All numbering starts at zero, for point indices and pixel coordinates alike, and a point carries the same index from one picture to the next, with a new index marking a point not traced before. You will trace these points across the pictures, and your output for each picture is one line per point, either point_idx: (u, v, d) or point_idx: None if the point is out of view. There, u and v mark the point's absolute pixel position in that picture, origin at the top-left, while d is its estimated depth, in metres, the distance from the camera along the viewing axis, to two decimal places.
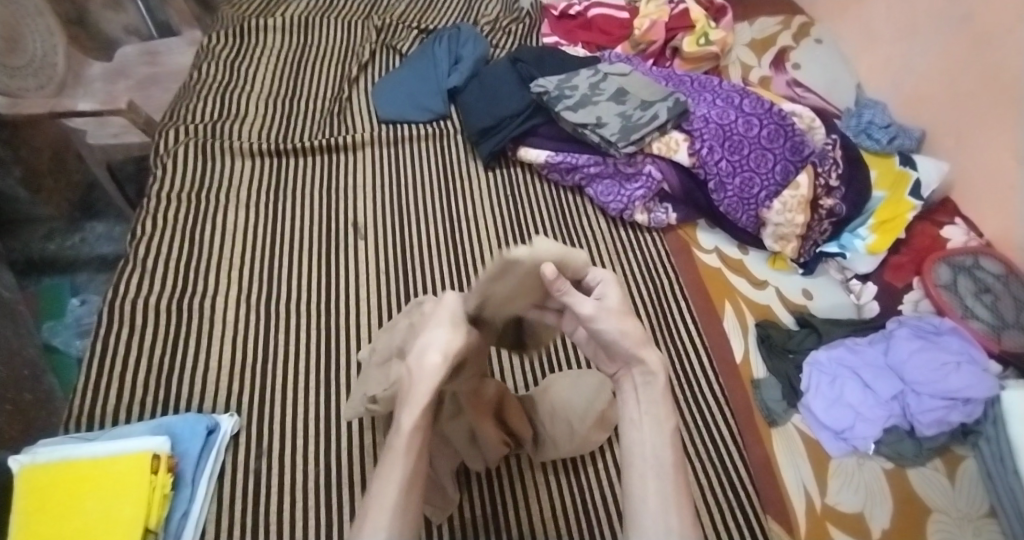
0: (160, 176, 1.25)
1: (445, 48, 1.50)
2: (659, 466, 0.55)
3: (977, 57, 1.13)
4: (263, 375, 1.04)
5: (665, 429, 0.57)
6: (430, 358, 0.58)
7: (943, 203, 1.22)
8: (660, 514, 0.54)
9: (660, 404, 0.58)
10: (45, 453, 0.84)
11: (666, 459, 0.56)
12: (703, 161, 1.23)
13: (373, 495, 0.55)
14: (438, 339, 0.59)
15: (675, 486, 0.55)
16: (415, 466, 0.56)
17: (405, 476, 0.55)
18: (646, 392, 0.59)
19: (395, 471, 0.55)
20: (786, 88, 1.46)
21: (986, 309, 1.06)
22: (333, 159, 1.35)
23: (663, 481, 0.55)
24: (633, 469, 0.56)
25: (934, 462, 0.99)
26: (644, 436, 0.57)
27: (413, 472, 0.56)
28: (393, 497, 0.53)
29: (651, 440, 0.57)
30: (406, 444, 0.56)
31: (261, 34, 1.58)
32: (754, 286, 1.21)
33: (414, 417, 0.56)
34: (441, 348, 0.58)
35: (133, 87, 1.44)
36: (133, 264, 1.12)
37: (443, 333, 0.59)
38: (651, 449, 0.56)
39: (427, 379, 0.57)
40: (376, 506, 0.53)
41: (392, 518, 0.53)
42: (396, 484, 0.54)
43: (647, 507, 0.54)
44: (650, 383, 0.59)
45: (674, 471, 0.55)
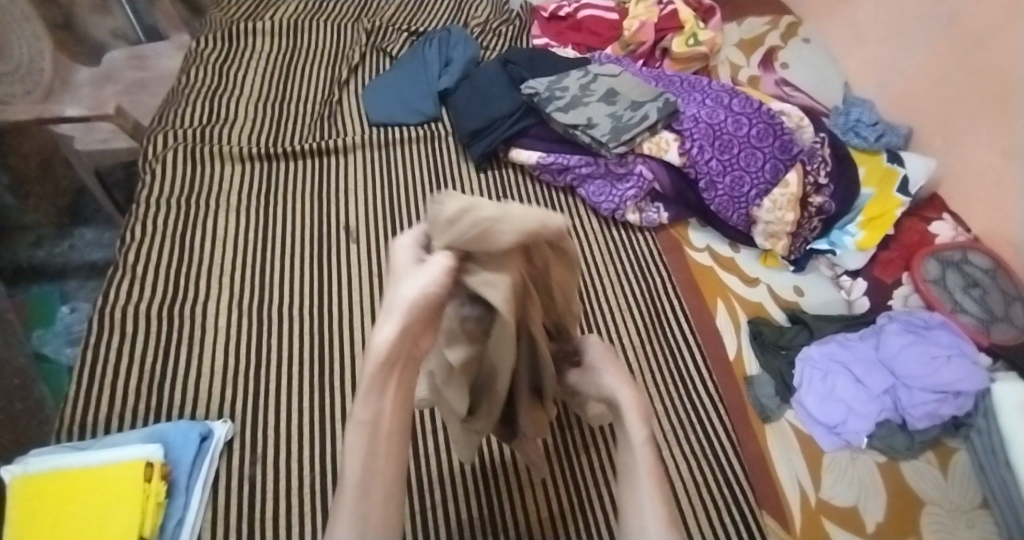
0: (149, 181, 1.24)
1: (435, 51, 1.51)
2: (637, 477, 0.55)
3: (964, 55, 1.14)
4: (257, 381, 1.03)
5: (641, 444, 0.56)
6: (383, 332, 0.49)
7: (930, 200, 1.23)
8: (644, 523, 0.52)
9: (631, 414, 0.58)
10: (36, 463, 0.83)
11: (641, 468, 0.55)
12: (694, 160, 1.24)
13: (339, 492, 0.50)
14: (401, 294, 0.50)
15: (655, 500, 0.53)
16: (379, 454, 0.50)
17: (365, 469, 0.49)
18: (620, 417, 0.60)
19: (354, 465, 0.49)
20: (774, 87, 1.48)
21: (975, 304, 1.07)
22: (324, 162, 1.35)
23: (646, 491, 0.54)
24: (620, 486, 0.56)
25: (927, 455, 1.00)
26: (622, 450, 0.57)
27: (372, 469, 0.49)
28: (354, 491, 0.49)
29: (629, 456, 0.56)
30: (359, 435, 0.49)
31: (250, 38, 1.57)
32: (745, 284, 1.22)
33: (362, 406, 0.50)
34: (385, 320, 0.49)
35: (121, 92, 1.43)
36: (124, 270, 1.11)
37: (405, 290, 0.50)
38: (632, 465, 0.56)
39: (375, 359, 0.49)
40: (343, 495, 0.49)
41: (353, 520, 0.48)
42: (351, 482, 0.49)
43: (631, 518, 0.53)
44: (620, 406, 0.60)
45: (652, 480, 0.54)
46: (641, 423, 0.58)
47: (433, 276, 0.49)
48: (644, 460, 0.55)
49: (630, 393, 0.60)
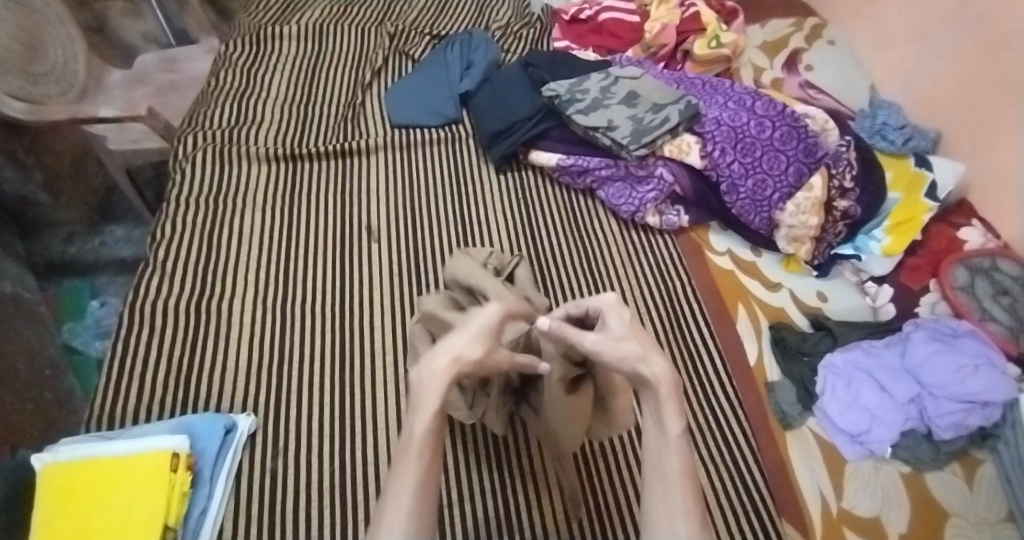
0: (178, 180, 1.27)
1: (457, 54, 1.52)
2: (667, 472, 0.58)
3: (994, 58, 1.12)
4: (279, 374, 1.05)
5: (672, 437, 0.59)
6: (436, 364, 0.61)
7: (959, 205, 1.21)
8: (669, 516, 0.56)
9: (665, 407, 0.60)
10: (67, 451, 0.85)
11: (673, 465, 0.58)
12: (716, 163, 1.23)
13: (391, 493, 0.57)
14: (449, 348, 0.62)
15: (687, 499, 0.57)
16: (429, 464, 0.59)
17: (418, 477, 0.58)
18: (652, 402, 0.61)
19: (408, 472, 0.58)
20: (798, 89, 1.46)
21: (1003, 313, 1.04)
22: (346, 163, 1.36)
23: (673, 489, 0.58)
24: (647, 474, 0.60)
25: (952, 467, 0.98)
26: (653, 440, 0.61)
27: (425, 476, 0.58)
28: (406, 489, 0.57)
29: (663, 448, 0.59)
30: (417, 447, 0.59)
31: (277, 41, 1.60)
32: (767, 289, 1.20)
33: (424, 426, 0.59)
34: (454, 352, 0.61)
35: (152, 94, 1.47)
36: (153, 265, 1.14)
37: (457, 343, 0.62)
38: (663, 462, 0.59)
39: (432, 388, 0.60)
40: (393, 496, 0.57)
41: (409, 518, 0.55)
42: (407, 485, 0.57)
43: (657, 511, 0.57)
44: (656, 391, 0.60)
45: (681, 477, 0.58)
46: (676, 414, 0.60)
47: (477, 350, 0.62)
48: (676, 455, 0.59)
49: (660, 369, 0.60)
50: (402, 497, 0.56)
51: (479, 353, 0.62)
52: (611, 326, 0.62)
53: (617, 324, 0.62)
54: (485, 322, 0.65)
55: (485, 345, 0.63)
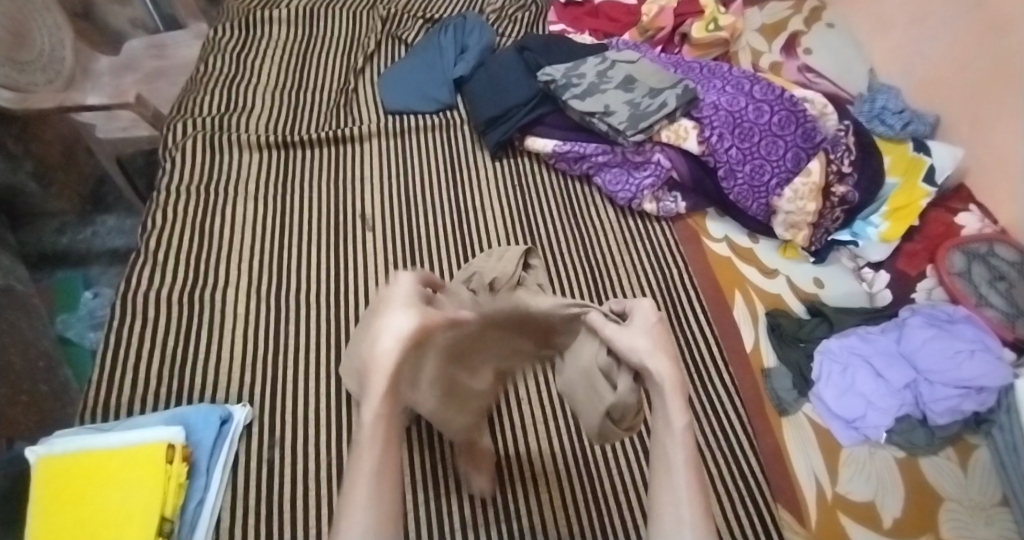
0: (169, 169, 1.25)
1: (451, 38, 1.49)
2: (673, 473, 0.49)
3: (992, 40, 1.11)
4: (275, 364, 1.04)
5: (674, 430, 0.50)
6: (388, 346, 0.50)
7: (956, 190, 1.20)
8: (673, 518, 0.47)
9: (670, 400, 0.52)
10: (60, 444, 0.85)
11: (678, 463, 0.49)
12: (713, 149, 1.21)
13: (348, 487, 0.45)
14: (388, 330, 0.51)
15: (693, 498, 0.47)
16: (387, 447, 0.47)
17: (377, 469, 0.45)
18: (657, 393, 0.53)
19: (364, 458, 0.46)
20: (796, 73, 1.43)
21: (999, 296, 1.05)
22: (339, 150, 1.35)
23: (680, 485, 0.48)
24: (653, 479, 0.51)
25: (947, 451, 0.98)
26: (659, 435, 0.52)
27: (386, 460, 0.46)
28: (365, 492, 0.44)
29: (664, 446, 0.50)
30: (374, 432, 0.47)
31: (267, 26, 1.57)
32: (764, 276, 1.20)
33: (375, 407, 0.48)
34: (398, 330, 0.51)
35: (141, 81, 1.45)
36: (145, 256, 1.13)
37: (398, 317, 0.52)
38: (667, 454, 0.50)
39: (381, 366, 0.49)
40: (350, 503, 0.44)
41: (369, 512, 0.43)
42: (366, 472, 0.45)
43: (660, 513, 0.48)
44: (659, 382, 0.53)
45: (687, 478, 0.49)
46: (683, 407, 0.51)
47: (415, 319, 0.52)
48: (680, 450, 0.50)
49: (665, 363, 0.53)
50: (355, 515, 0.42)
51: (419, 320, 0.52)
52: (633, 322, 0.57)
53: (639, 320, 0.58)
54: (408, 292, 0.55)
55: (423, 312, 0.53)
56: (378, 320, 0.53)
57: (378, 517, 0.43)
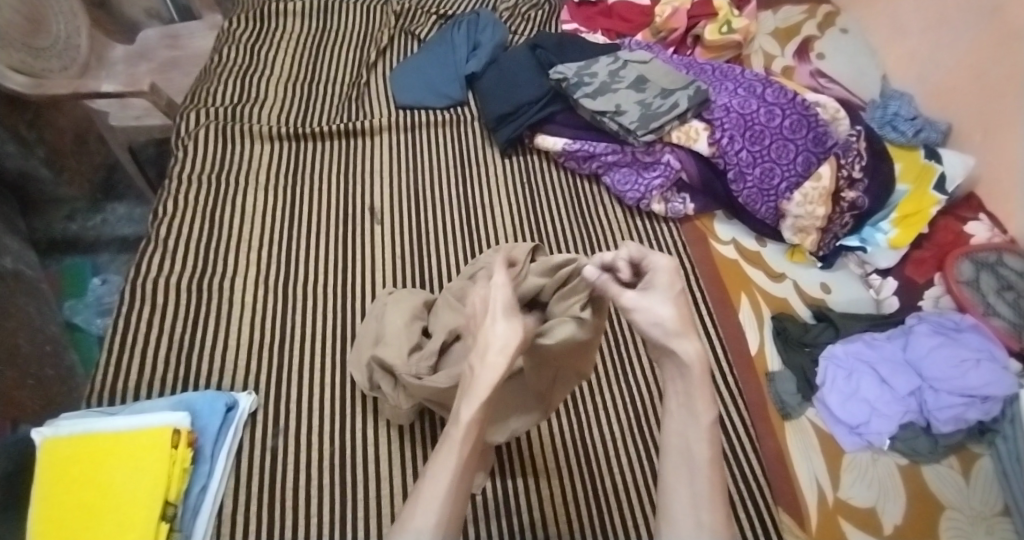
0: (181, 157, 1.25)
1: (464, 34, 1.49)
2: (693, 462, 0.59)
3: (1006, 50, 1.10)
4: (281, 354, 1.05)
5: (700, 423, 0.60)
6: (496, 358, 0.61)
7: (967, 198, 1.19)
8: (693, 509, 0.57)
9: (698, 392, 0.60)
10: (68, 426, 0.86)
11: (701, 453, 0.59)
12: (723, 151, 1.22)
13: (429, 480, 0.59)
14: (500, 339, 0.62)
15: (710, 485, 0.58)
16: (468, 459, 0.60)
17: (449, 480, 0.58)
18: (684, 383, 0.61)
19: (448, 464, 0.59)
20: (809, 78, 1.43)
21: (1007, 307, 1.04)
22: (352, 143, 1.35)
23: (697, 478, 0.58)
24: (669, 460, 0.61)
25: (949, 460, 0.98)
26: (682, 426, 0.61)
27: (465, 467, 0.60)
28: (445, 486, 0.58)
29: (690, 436, 0.60)
30: (461, 442, 0.60)
31: (281, 18, 1.58)
32: (771, 279, 1.20)
33: (469, 416, 0.60)
34: (505, 347, 0.62)
35: (155, 70, 1.47)
36: (155, 244, 1.14)
37: (508, 327, 0.63)
38: (691, 449, 0.59)
39: (489, 377, 0.61)
40: (429, 494, 0.58)
41: (443, 508, 0.57)
42: (449, 474, 0.59)
43: (679, 501, 0.58)
44: (687, 370, 0.61)
45: (708, 465, 0.58)
46: (709, 402, 0.60)
47: (523, 330, 0.63)
48: (705, 442, 0.59)
49: (693, 348, 0.60)
50: (430, 510, 0.57)
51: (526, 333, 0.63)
52: (655, 286, 0.62)
53: (662, 282, 0.62)
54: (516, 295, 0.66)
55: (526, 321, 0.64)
56: (491, 323, 0.64)
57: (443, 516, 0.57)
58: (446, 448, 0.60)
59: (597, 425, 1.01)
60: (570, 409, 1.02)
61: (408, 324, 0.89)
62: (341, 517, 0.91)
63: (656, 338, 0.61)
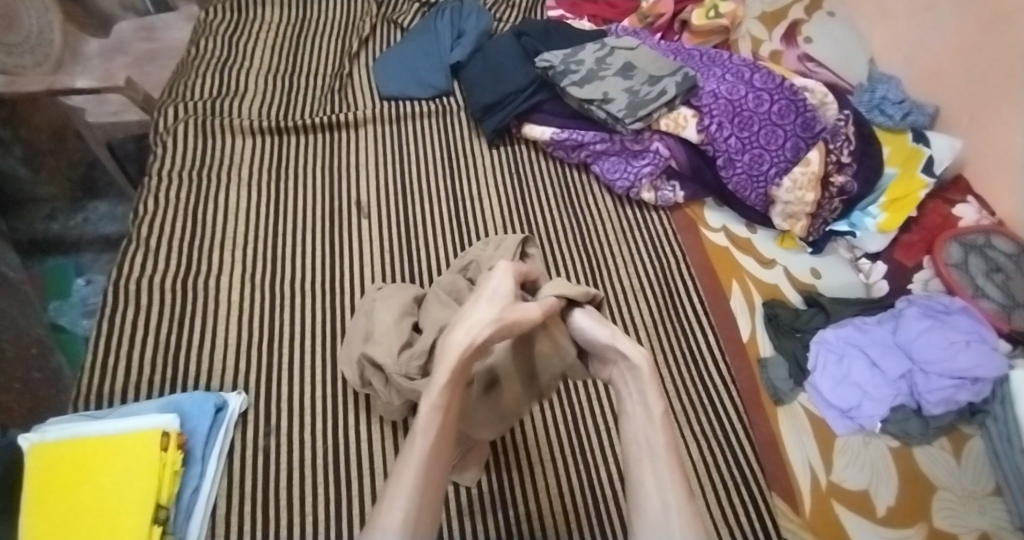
0: (161, 153, 1.23)
1: (447, 22, 1.47)
2: (653, 449, 0.61)
3: (993, 33, 1.10)
4: (270, 352, 1.03)
5: (655, 416, 0.63)
6: (460, 336, 0.61)
7: (954, 181, 1.20)
8: (657, 494, 0.58)
9: (649, 388, 0.64)
10: (54, 431, 0.84)
11: (658, 442, 0.61)
12: (712, 138, 1.21)
13: (398, 471, 0.58)
14: (468, 321, 0.62)
15: (672, 471, 0.60)
16: (437, 444, 0.59)
17: (418, 466, 0.57)
18: (636, 383, 0.65)
19: (415, 453, 0.58)
20: (796, 63, 1.42)
21: (996, 288, 1.05)
22: (335, 136, 1.33)
23: (658, 465, 0.60)
24: (631, 453, 0.62)
25: (940, 441, 0.99)
26: (639, 421, 0.63)
27: (434, 454, 0.59)
28: (411, 470, 0.57)
29: (648, 428, 0.62)
30: (426, 424, 0.59)
31: (260, 9, 1.54)
32: (762, 266, 1.20)
33: (432, 400, 0.59)
34: (469, 330, 0.61)
35: (132, 64, 1.43)
36: (137, 243, 1.11)
37: (477, 312, 0.62)
38: (649, 438, 0.62)
39: (450, 358, 0.60)
40: (396, 480, 0.57)
41: (413, 496, 0.56)
42: (415, 461, 0.58)
43: (645, 488, 0.59)
44: (638, 372, 0.65)
45: (667, 452, 0.61)
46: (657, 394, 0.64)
47: (491, 314, 0.62)
48: (660, 432, 0.62)
49: (640, 352, 0.65)
50: (399, 500, 0.55)
51: (497, 315, 0.62)
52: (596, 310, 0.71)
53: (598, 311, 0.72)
54: (504, 285, 0.65)
55: (501, 307, 0.63)
56: (466, 305, 0.64)
57: (417, 504, 0.56)
58: (415, 436, 0.59)
59: (590, 416, 1.01)
60: (563, 400, 1.02)
61: (397, 321, 0.88)
62: (336, 515, 0.90)
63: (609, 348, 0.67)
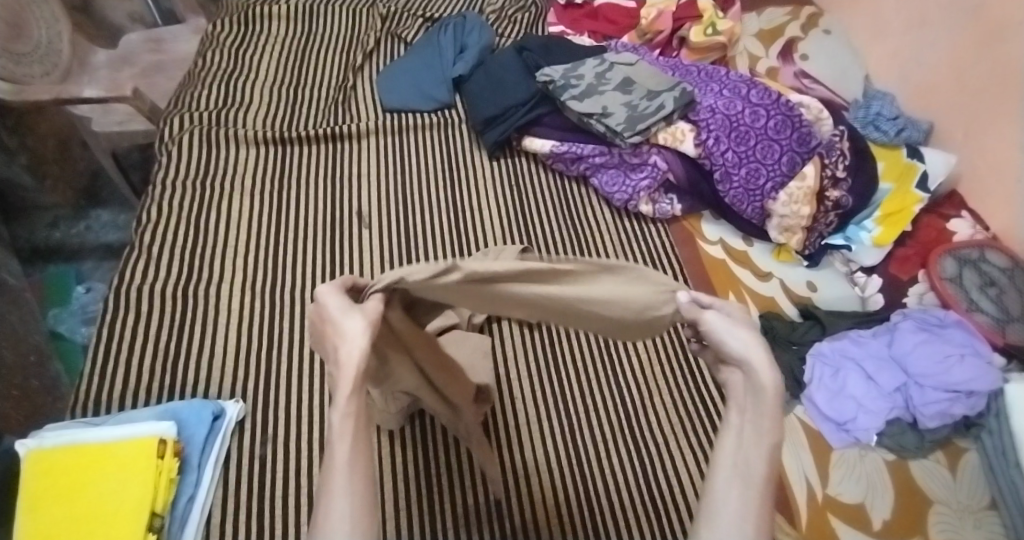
0: (165, 163, 1.24)
1: (450, 37, 1.49)
2: (747, 475, 0.45)
3: (984, 53, 1.12)
4: (269, 359, 1.04)
5: (764, 440, 0.46)
6: (339, 344, 0.48)
7: (949, 196, 1.21)
8: (734, 524, 0.44)
9: (767, 407, 0.47)
10: (52, 437, 0.85)
11: (758, 470, 0.45)
12: (710, 152, 1.22)
13: (325, 489, 0.45)
14: (345, 332, 0.49)
15: (762, 507, 0.45)
16: (357, 445, 0.47)
17: (349, 469, 0.45)
18: (751, 399, 0.48)
19: (339, 461, 0.45)
20: (792, 79, 1.44)
21: (991, 303, 1.05)
22: (338, 147, 1.35)
23: (748, 494, 0.45)
24: (716, 466, 0.47)
25: (936, 455, 1.00)
26: (738, 438, 0.48)
27: (358, 455, 0.46)
28: (341, 482, 0.45)
29: (748, 449, 0.46)
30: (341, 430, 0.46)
31: (266, 22, 1.57)
32: (759, 279, 1.21)
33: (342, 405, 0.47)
34: (355, 337, 0.48)
35: (137, 75, 1.45)
36: (139, 250, 1.12)
37: (350, 325, 0.50)
38: (746, 462, 0.46)
39: (344, 369, 0.47)
40: (328, 498, 0.44)
41: (351, 500, 0.44)
42: (341, 467, 0.45)
43: (721, 512, 0.45)
44: (757, 388, 0.48)
45: (764, 484, 0.45)
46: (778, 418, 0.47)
47: (362, 320, 0.50)
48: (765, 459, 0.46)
49: (770, 366, 0.47)
50: (338, 509, 0.44)
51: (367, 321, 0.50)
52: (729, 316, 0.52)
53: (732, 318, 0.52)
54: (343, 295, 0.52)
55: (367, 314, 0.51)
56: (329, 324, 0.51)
57: (358, 507, 0.44)
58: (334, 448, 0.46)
59: (586, 425, 1.01)
60: (559, 408, 1.03)
61: None
62: None
63: (733, 352, 0.50)
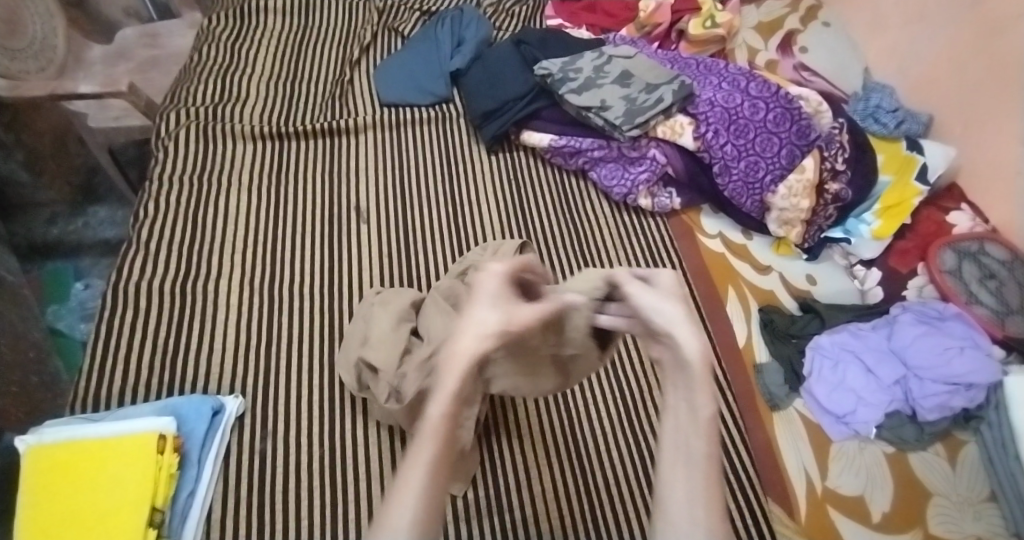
0: (162, 158, 1.24)
1: (447, 30, 1.49)
2: (691, 455, 0.50)
3: (984, 44, 1.12)
4: (268, 355, 1.04)
5: (700, 415, 0.52)
6: (470, 340, 0.55)
7: (948, 189, 1.21)
8: (686, 507, 0.48)
9: (699, 382, 0.53)
10: (50, 433, 0.84)
11: (699, 449, 0.51)
12: (708, 145, 1.22)
13: (402, 478, 0.48)
14: (474, 324, 0.57)
15: (710, 482, 0.49)
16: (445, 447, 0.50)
17: (430, 465, 0.48)
18: (684, 382, 0.54)
19: (423, 456, 0.49)
20: (792, 72, 1.43)
21: (990, 295, 1.05)
22: (335, 141, 1.34)
23: (695, 474, 0.50)
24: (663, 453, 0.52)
25: (936, 447, 0.99)
26: (677, 421, 0.53)
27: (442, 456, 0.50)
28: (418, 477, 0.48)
29: (690, 431, 0.52)
30: (435, 427, 0.50)
31: (262, 16, 1.56)
32: (758, 272, 1.20)
33: (444, 404, 0.51)
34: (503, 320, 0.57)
35: (133, 70, 1.44)
36: (137, 246, 1.12)
37: (482, 314, 0.57)
38: (688, 445, 0.51)
39: (459, 362, 0.54)
40: (402, 487, 0.48)
41: (421, 502, 0.47)
42: (424, 461, 0.48)
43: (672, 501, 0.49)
44: (688, 368, 0.54)
45: (706, 461, 0.50)
46: (710, 392, 0.53)
47: (501, 318, 0.57)
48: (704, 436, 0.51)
49: (695, 341, 0.55)
50: (405, 504, 0.46)
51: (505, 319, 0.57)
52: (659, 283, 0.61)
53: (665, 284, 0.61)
54: (497, 285, 0.60)
55: (505, 309, 0.58)
56: (467, 310, 0.59)
57: (426, 504, 0.47)
58: (419, 440, 0.50)
59: (585, 419, 1.00)
60: (558, 402, 1.01)
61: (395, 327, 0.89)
62: (331, 519, 0.90)
63: (659, 326, 0.58)
